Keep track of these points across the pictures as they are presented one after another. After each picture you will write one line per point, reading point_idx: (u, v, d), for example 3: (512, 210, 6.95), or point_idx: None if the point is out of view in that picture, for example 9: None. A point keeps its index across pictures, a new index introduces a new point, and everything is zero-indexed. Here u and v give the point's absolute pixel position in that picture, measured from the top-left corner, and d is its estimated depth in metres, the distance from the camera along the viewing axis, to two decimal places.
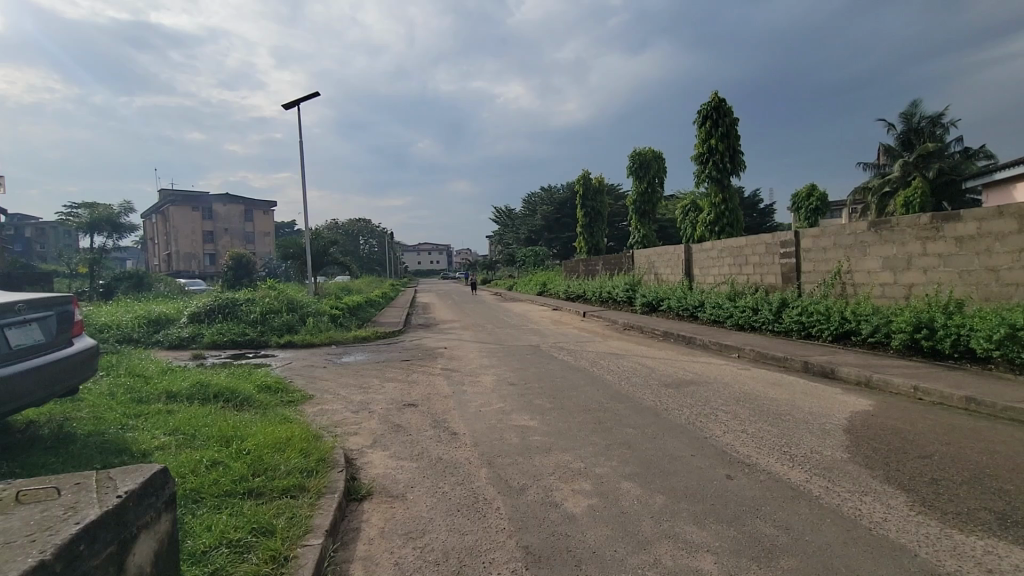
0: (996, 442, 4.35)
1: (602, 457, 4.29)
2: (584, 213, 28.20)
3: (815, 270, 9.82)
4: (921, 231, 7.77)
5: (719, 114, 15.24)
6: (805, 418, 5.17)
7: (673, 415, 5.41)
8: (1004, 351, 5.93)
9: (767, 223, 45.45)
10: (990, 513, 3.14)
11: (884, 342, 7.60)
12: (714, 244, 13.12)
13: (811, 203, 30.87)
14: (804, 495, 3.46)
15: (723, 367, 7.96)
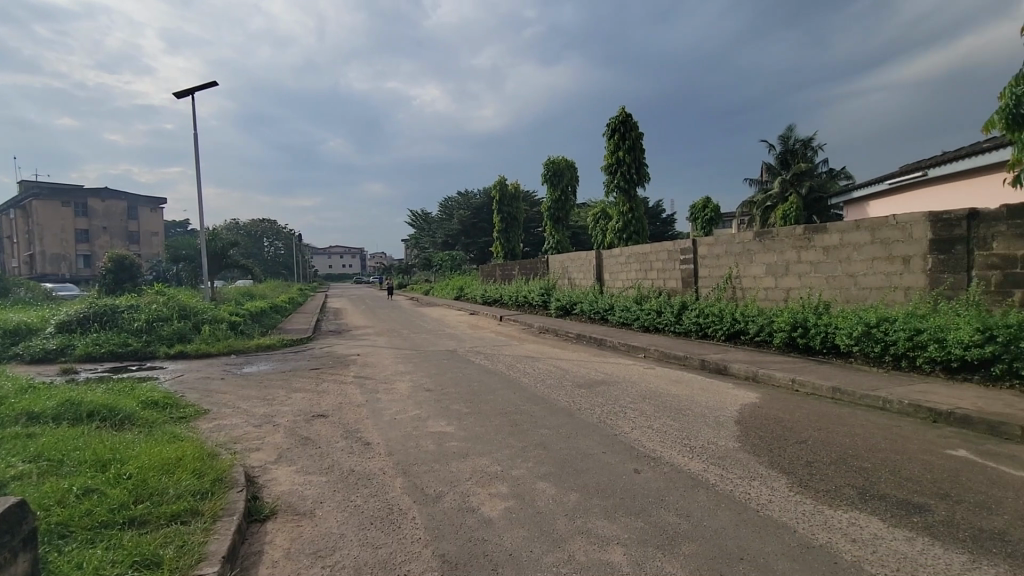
0: (856, 426, 4.99)
1: (518, 459, 4.35)
2: (500, 219, 28.53)
3: (710, 275, 10.68)
4: (796, 241, 8.72)
5: (626, 128, 16.19)
6: (703, 412, 5.60)
7: (586, 415, 5.62)
8: (861, 346, 6.83)
9: (669, 232, 48.68)
10: (853, 489, 3.59)
11: (768, 340, 8.43)
12: (622, 251, 13.83)
13: (707, 213, 33.52)
14: (702, 483, 3.74)
15: (631, 367, 8.40)
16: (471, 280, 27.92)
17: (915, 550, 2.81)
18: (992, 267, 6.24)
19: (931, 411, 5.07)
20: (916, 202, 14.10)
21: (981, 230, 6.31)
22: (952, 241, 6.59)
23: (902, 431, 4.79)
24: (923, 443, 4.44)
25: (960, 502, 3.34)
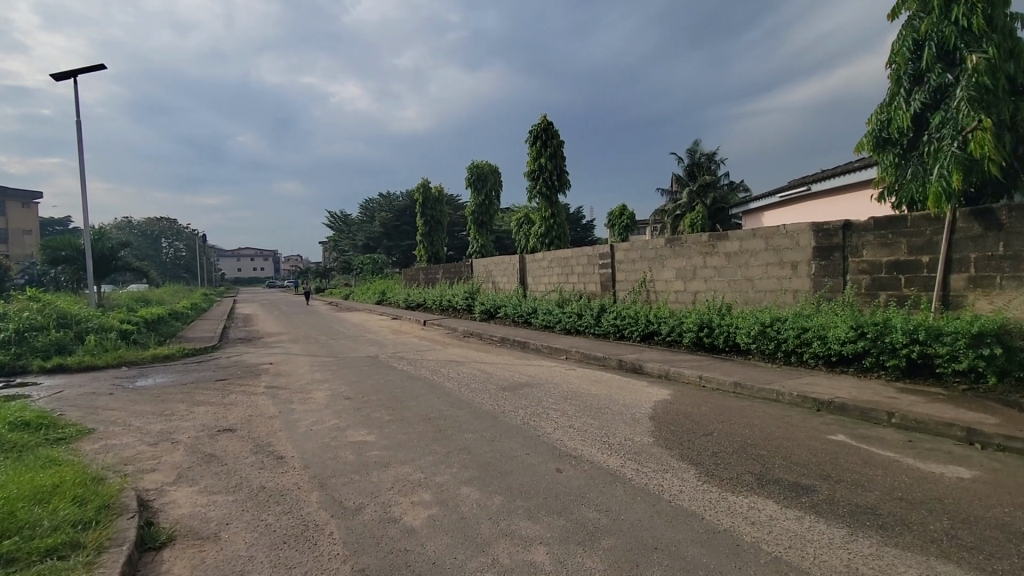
0: (755, 417, 5.44)
1: (441, 465, 4.31)
2: (423, 222, 28.14)
3: (627, 279, 11.20)
4: (702, 247, 9.37)
5: (548, 136, 16.63)
6: (620, 410, 5.85)
7: (509, 417, 5.67)
8: (758, 344, 7.47)
9: (590, 237, 50.48)
10: (752, 475, 3.91)
11: (679, 340, 8.99)
12: (545, 255, 14.14)
13: (623, 220, 35.14)
14: (619, 479, 3.91)
15: (553, 368, 8.60)
16: (393, 284, 27.25)
17: (804, 527, 3.11)
18: (863, 272, 7.08)
19: (815, 401, 5.65)
20: (802, 213, 15.65)
21: (855, 239, 7.14)
22: (832, 249, 7.39)
23: (793, 420, 5.29)
24: (810, 430, 4.94)
25: (840, 481, 3.75)
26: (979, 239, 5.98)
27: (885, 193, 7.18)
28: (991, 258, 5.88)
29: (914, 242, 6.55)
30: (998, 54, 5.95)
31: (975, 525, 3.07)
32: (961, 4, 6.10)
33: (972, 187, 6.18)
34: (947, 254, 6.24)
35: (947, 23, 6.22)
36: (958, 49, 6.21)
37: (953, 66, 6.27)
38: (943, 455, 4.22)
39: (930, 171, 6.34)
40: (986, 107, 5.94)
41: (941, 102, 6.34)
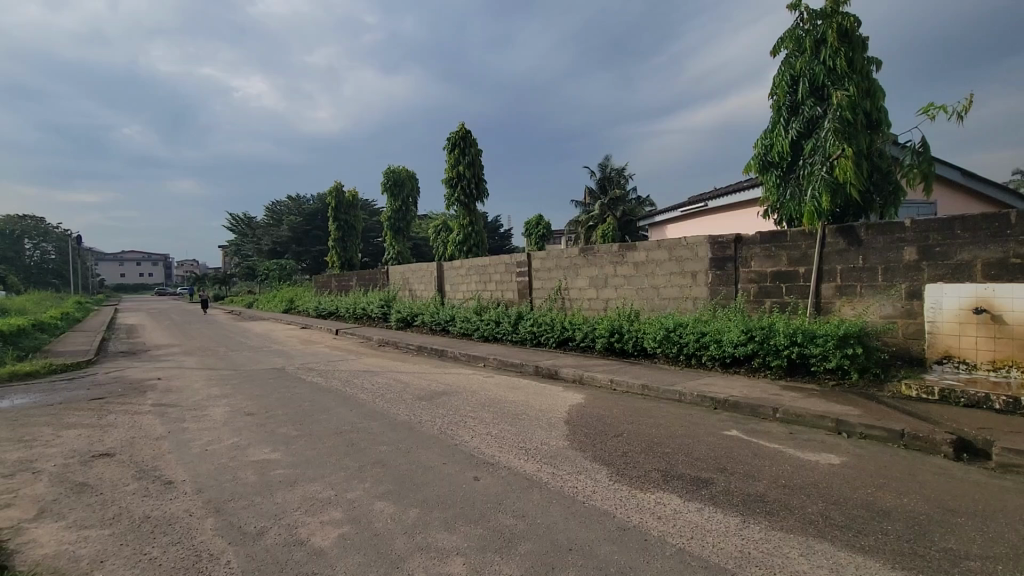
0: (660, 417, 5.77)
1: (353, 480, 4.12)
2: (336, 227, 27.01)
3: (542, 287, 11.47)
4: (612, 257, 9.84)
5: (466, 144, 16.70)
6: (536, 415, 5.96)
7: (426, 427, 5.56)
8: (663, 348, 7.95)
9: (507, 246, 51.17)
10: (657, 472, 4.15)
11: (591, 346, 9.33)
12: (463, 263, 14.12)
13: (540, 230, 36.01)
14: (535, 483, 3.97)
15: (471, 376, 8.57)
16: (302, 292, 25.83)
17: (703, 518, 3.34)
18: (752, 281, 7.79)
19: (713, 399, 6.11)
20: (701, 227, 16.90)
21: (745, 251, 7.85)
22: (726, 260, 8.06)
23: (694, 419, 5.68)
24: (708, 427, 5.33)
25: (733, 473, 4.08)
26: (844, 252, 6.81)
27: (769, 210, 7.97)
28: (854, 270, 6.72)
29: (793, 255, 7.32)
30: (857, 93, 6.84)
31: (843, 506, 3.47)
32: (828, 46, 6.95)
33: (838, 207, 7.04)
34: (819, 266, 7.04)
35: (817, 62, 7.06)
36: (826, 85, 7.06)
37: (822, 100, 7.12)
38: (818, 444, 4.74)
39: (805, 192, 7.14)
40: (849, 138, 6.80)
41: (813, 131, 7.17)
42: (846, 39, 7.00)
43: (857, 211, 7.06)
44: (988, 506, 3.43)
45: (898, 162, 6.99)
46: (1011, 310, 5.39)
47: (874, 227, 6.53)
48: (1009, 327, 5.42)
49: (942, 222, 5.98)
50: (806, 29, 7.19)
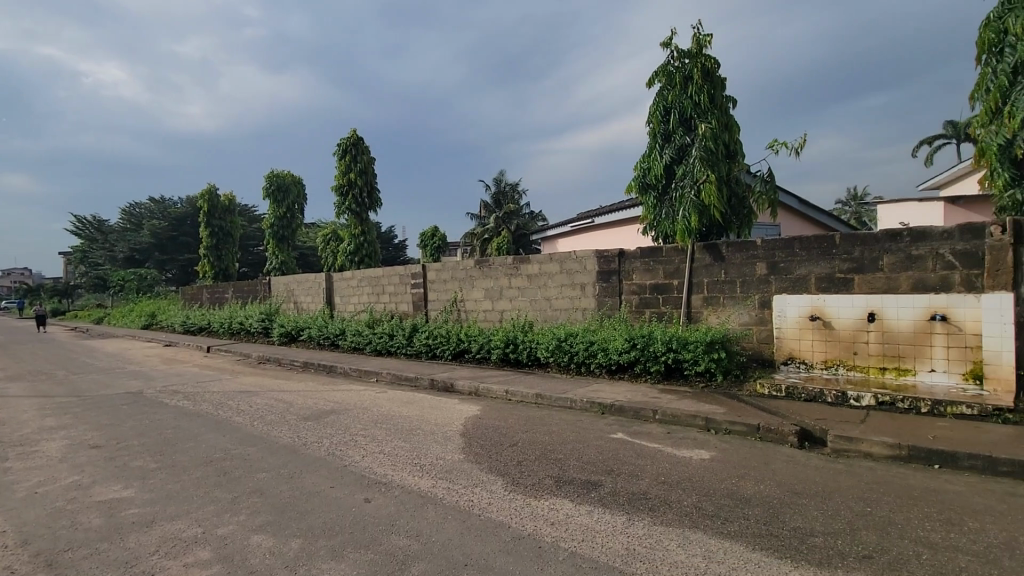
0: (553, 425, 5.96)
1: (226, 513, 3.72)
2: (209, 233, 24.50)
3: (438, 299, 11.35)
4: (507, 269, 10.04)
5: (358, 151, 16.13)
6: (431, 429, 5.85)
7: (312, 449, 5.20)
8: (555, 357, 8.24)
9: (402, 257, 50.01)
10: (550, 478, 4.26)
11: (487, 357, 9.39)
12: (354, 274, 13.53)
13: (435, 242, 35.69)
14: (430, 500, 3.88)
15: (362, 392, 8.18)
16: (166, 305, 23.00)
17: (593, 520, 3.49)
18: (634, 293, 8.39)
19: (601, 405, 6.45)
20: (587, 242, 17.86)
21: (627, 265, 8.43)
22: (611, 273, 8.60)
23: (584, 424, 5.93)
24: (597, 432, 5.60)
25: (619, 474, 4.32)
26: (710, 267, 7.59)
27: (647, 227, 8.67)
28: (718, 283, 7.52)
29: (668, 269, 8.00)
30: (718, 126, 7.73)
31: (713, 496, 3.82)
32: (694, 83, 7.78)
33: (704, 227, 7.86)
34: (690, 279, 7.78)
35: (685, 96, 7.85)
36: (693, 118, 7.88)
37: (690, 131, 7.93)
38: (692, 442, 5.18)
39: (677, 212, 7.87)
40: (712, 166, 7.63)
41: (683, 157, 7.95)
42: (708, 78, 7.88)
43: (719, 231, 7.94)
44: (825, 486, 3.99)
45: (750, 189, 7.99)
46: (837, 317, 6.42)
47: (734, 245, 7.37)
48: (836, 331, 6.44)
49: (786, 242, 6.91)
50: (675, 66, 7.97)
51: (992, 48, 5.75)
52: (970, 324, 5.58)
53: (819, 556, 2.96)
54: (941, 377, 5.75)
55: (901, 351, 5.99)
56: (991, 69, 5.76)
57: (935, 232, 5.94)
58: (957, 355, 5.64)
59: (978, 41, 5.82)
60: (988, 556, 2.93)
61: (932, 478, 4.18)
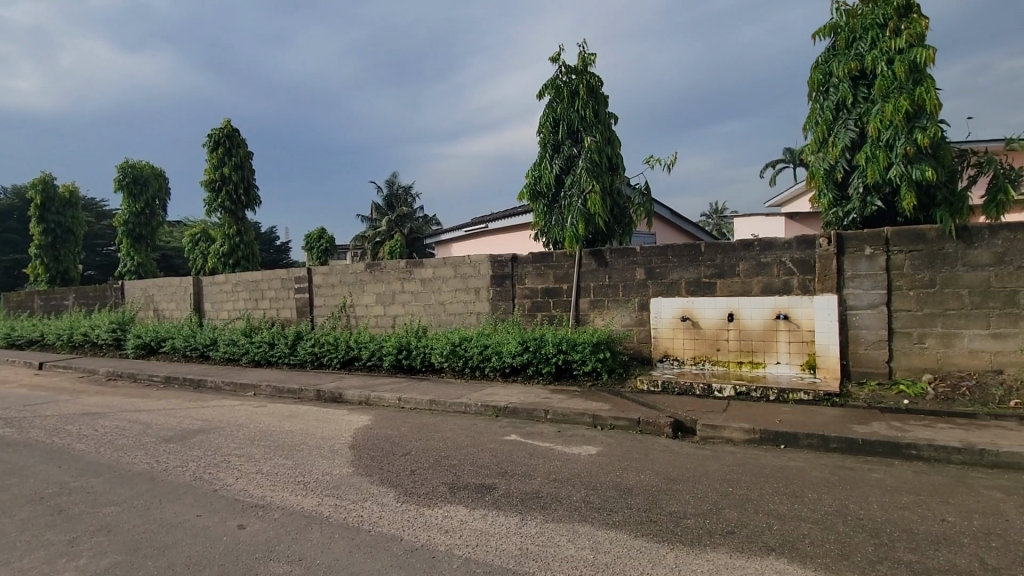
0: (448, 431, 5.90)
1: (60, 559, 3.16)
2: (41, 230, 20.82)
3: (325, 304, 10.73)
4: (400, 273, 9.77)
5: (232, 144, 14.73)
6: (316, 443, 5.49)
7: (174, 474, 4.61)
8: (450, 362, 8.18)
9: (285, 260, 46.60)
10: (445, 485, 4.21)
11: (379, 364, 9.05)
12: (228, 277, 12.32)
13: (322, 244, 33.72)
14: (315, 519, 3.63)
15: (237, 408, 7.45)
16: None
17: (487, 523, 3.50)
18: (526, 297, 8.61)
19: (495, 407, 6.51)
20: (482, 246, 18.04)
21: (519, 270, 8.63)
22: (504, 277, 8.74)
23: (478, 428, 5.95)
24: (491, 435, 5.64)
25: (512, 475, 4.38)
26: (595, 272, 8.04)
27: (537, 233, 8.96)
28: (603, 287, 7.98)
29: (558, 274, 8.33)
30: (602, 140, 8.23)
31: (600, 490, 4.02)
32: (580, 98, 8.21)
33: (590, 234, 8.31)
34: (577, 283, 8.16)
35: (572, 110, 8.26)
36: (579, 130, 8.31)
37: (577, 143, 8.35)
38: (580, 439, 5.42)
39: (566, 219, 8.24)
40: (597, 177, 8.10)
41: (571, 168, 8.36)
42: (593, 94, 8.37)
43: (603, 238, 8.45)
44: (695, 472, 4.39)
45: (630, 200, 8.61)
46: (704, 317, 7.13)
47: (616, 252, 7.87)
48: (703, 330, 7.15)
49: (661, 250, 7.53)
50: (563, 80, 8.35)
51: (820, 87, 6.77)
52: (806, 321, 6.51)
53: (690, 536, 3.25)
54: (784, 368, 6.61)
55: (754, 347, 6.80)
56: (819, 104, 6.77)
57: (779, 242, 6.84)
58: (797, 349, 6.55)
59: (810, 80, 6.82)
60: (822, 521, 3.42)
61: (779, 457, 4.79)
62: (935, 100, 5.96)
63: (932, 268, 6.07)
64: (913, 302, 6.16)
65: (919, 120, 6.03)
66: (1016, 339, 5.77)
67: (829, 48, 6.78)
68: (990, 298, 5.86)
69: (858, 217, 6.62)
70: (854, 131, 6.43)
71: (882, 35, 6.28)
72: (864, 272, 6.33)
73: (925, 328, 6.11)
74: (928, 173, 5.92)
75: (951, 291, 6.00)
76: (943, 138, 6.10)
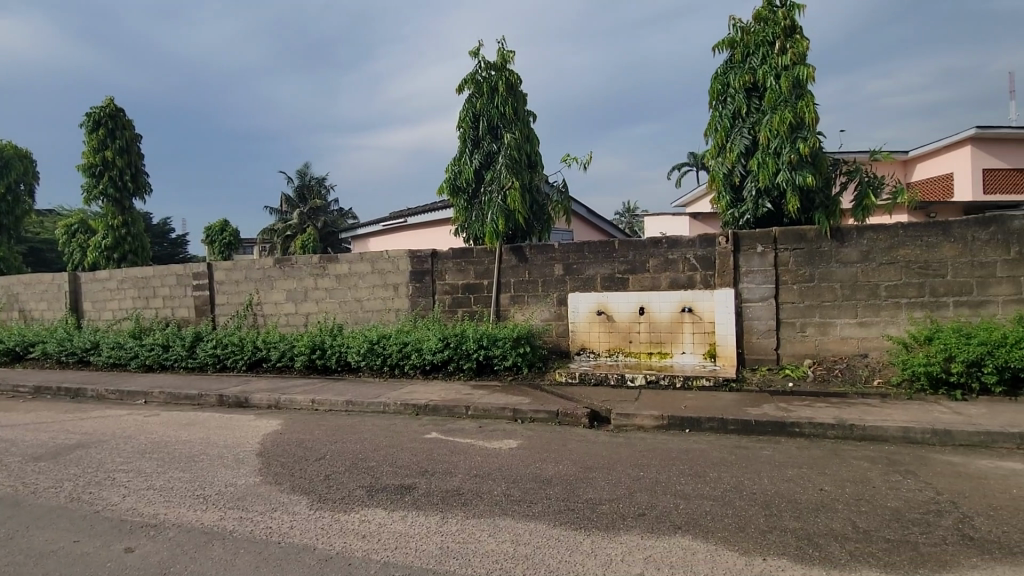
0: (365, 432, 5.70)
1: None
2: None
3: (228, 302, 9.96)
4: (312, 269, 9.28)
5: (115, 124, 13.19)
6: (218, 453, 5.08)
7: (45, 497, 4.06)
8: (367, 361, 7.91)
9: (182, 254, 42.68)
10: (363, 488, 4.07)
11: (290, 365, 8.55)
12: (112, 273, 11.05)
13: (225, 237, 31.27)
14: (217, 535, 3.35)
15: (123, 418, 6.70)
16: None
17: (407, 525, 3.43)
18: (446, 293, 8.53)
19: (415, 406, 6.39)
20: (400, 241, 17.61)
21: (439, 265, 8.52)
22: (423, 273, 8.58)
23: (398, 428, 5.80)
24: (411, 434, 5.53)
25: (433, 474, 4.33)
26: (515, 268, 8.13)
27: (457, 229, 8.90)
28: (523, 282, 8.10)
29: (478, 269, 8.33)
30: (521, 137, 8.32)
31: (520, 482, 4.08)
32: (499, 95, 8.23)
33: (510, 230, 8.40)
34: (497, 278, 8.22)
35: (492, 106, 8.27)
36: (499, 127, 8.35)
37: (496, 139, 8.38)
38: (501, 433, 5.47)
39: (486, 215, 8.27)
40: (516, 173, 8.20)
41: (491, 164, 8.39)
42: (512, 91, 8.42)
43: (522, 234, 8.56)
44: (610, 459, 4.59)
45: (549, 198, 8.80)
46: (617, 311, 7.49)
47: (535, 248, 8.01)
48: (617, 324, 7.50)
49: (577, 246, 7.76)
50: (483, 75, 8.33)
51: (719, 96, 7.29)
52: (707, 313, 7.06)
53: (605, 521, 3.39)
54: (689, 357, 7.12)
55: (662, 338, 7.25)
56: (718, 112, 7.30)
57: (684, 240, 7.29)
58: (700, 339, 7.08)
59: (710, 89, 7.32)
60: (722, 498, 3.70)
61: (685, 440, 5.13)
62: (815, 114, 6.65)
63: (812, 264, 6.78)
64: (796, 295, 6.84)
65: (801, 131, 6.70)
66: (878, 326, 6.58)
67: (726, 60, 7.31)
68: (858, 291, 6.63)
69: (752, 217, 7.24)
70: (747, 138, 7.01)
71: (772, 52, 6.89)
72: (756, 268, 6.94)
73: (806, 318, 6.82)
74: (809, 179, 6.61)
75: (828, 284, 6.73)
76: (820, 149, 6.82)
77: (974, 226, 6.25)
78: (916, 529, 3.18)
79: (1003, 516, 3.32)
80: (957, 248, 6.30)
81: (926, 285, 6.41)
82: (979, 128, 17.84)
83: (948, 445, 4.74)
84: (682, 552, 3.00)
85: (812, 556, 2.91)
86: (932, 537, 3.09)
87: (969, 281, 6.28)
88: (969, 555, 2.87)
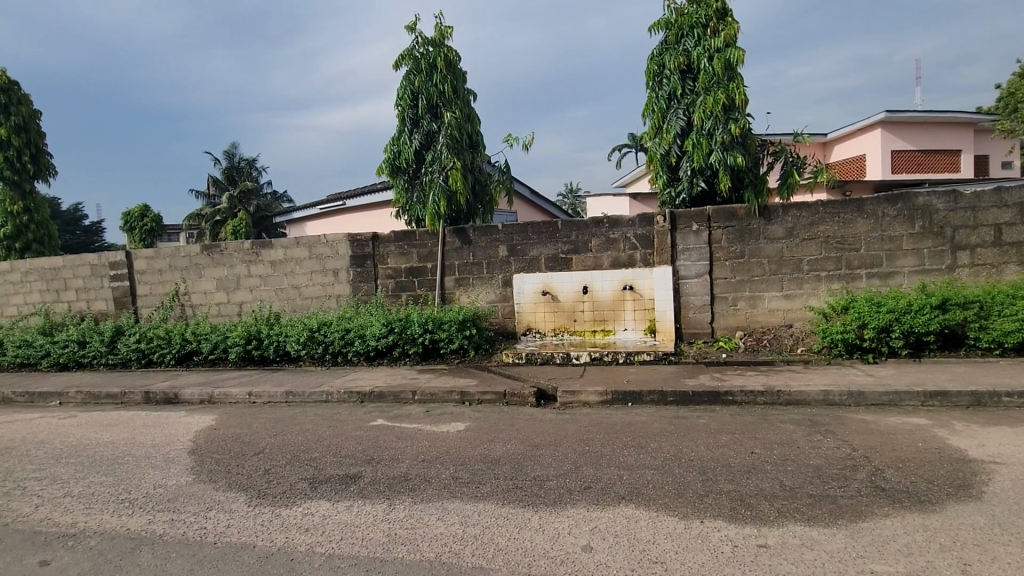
0: (307, 423, 5.49)
1: None
2: None
3: (151, 294, 9.26)
4: (244, 255, 8.77)
5: (10, 98, 11.78)
6: (147, 452, 4.77)
7: None
8: (308, 349, 7.60)
9: (97, 242, 39.21)
10: (307, 480, 3.94)
11: (223, 358, 8.07)
12: (14, 265, 9.98)
13: (145, 224, 28.97)
14: (147, 540, 3.15)
15: (32, 422, 6.11)
16: None
17: (352, 514, 3.35)
18: (389, 277, 8.31)
19: (359, 394, 6.24)
20: (340, 225, 17.00)
21: (381, 249, 8.27)
22: (364, 257, 8.30)
23: (342, 417, 5.64)
24: (357, 422, 5.41)
25: (381, 462, 4.24)
26: (459, 250, 8.02)
27: (398, 211, 8.66)
28: (467, 265, 8.01)
29: (421, 252, 8.15)
30: (461, 116, 8.16)
31: (468, 465, 4.08)
32: (439, 72, 8.00)
33: (453, 212, 8.27)
34: (441, 261, 8.09)
35: (430, 84, 8.03)
36: (438, 105, 8.13)
37: (436, 118, 8.17)
38: (449, 417, 5.44)
39: (427, 197, 8.10)
40: (456, 153, 8.06)
41: (431, 144, 8.18)
42: (452, 69, 8.21)
43: (466, 216, 8.45)
44: (556, 436, 4.67)
45: (490, 178, 8.71)
46: (562, 291, 7.57)
47: (478, 230, 7.92)
48: (561, 304, 7.59)
49: (521, 227, 7.75)
50: (420, 52, 8.04)
51: (655, 77, 7.42)
52: (647, 291, 7.28)
53: (552, 497, 3.45)
54: (630, 335, 7.34)
55: (605, 316, 7.43)
56: (655, 93, 7.43)
57: (624, 220, 7.44)
58: (641, 315, 7.31)
59: (647, 70, 7.44)
60: (663, 467, 3.86)
61: (628, 414, 5.30)
62: (744, 96, 6.91)
63: (742, 241, 7.12)
64: (728, 271, 7.18)
65: (733, 112, 6.96)
66: (801, 298, 7.04)
67: (661, 42, 7.41)
68: (783, 266, 7.04)
69: (687, 197, 7.49)
70: (683, 119, 7.20)
71: (705, 34, 7.05)
72: (691, 246, 7.22)
73: (737, 292, 7.18)
74: (739, 159, 6.91)
75: (756, 260, 7.10)
76: (749, 130, 7.13)
77: (884, 202, 6.75)
78: (835, 483, 3.45)
79: (909, 466, 3.67)
80: (869, 224, 6.80)
81: (843, 258, 6.89)
82: (889, 113, 19.26)
83: (862, 405, 5.17)
84: (625, 520, 3.12)
85: (744, 515, 3.10)
86: (849, 490, 3.37)
87: (879, 254, 6.81)
88: (881, 505, 3.15)
